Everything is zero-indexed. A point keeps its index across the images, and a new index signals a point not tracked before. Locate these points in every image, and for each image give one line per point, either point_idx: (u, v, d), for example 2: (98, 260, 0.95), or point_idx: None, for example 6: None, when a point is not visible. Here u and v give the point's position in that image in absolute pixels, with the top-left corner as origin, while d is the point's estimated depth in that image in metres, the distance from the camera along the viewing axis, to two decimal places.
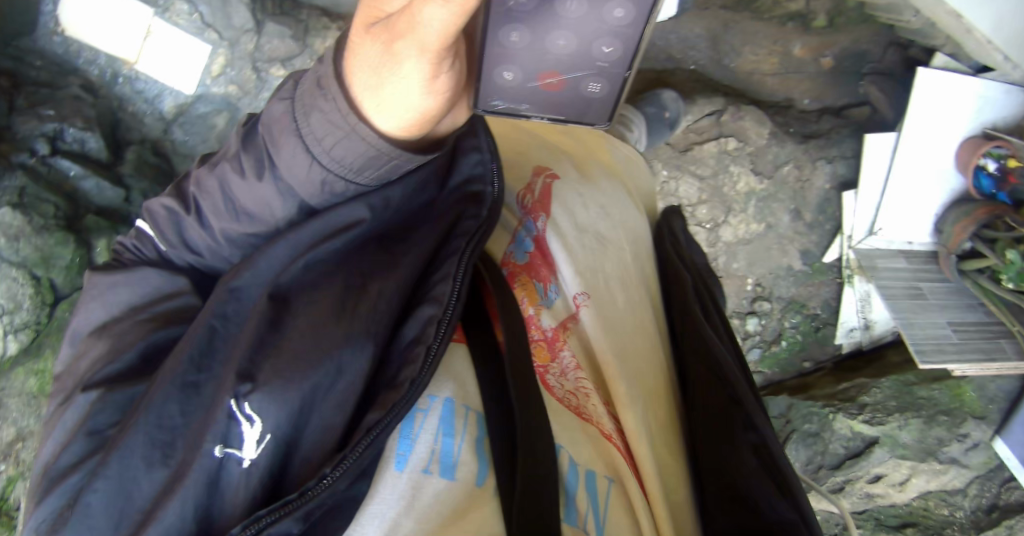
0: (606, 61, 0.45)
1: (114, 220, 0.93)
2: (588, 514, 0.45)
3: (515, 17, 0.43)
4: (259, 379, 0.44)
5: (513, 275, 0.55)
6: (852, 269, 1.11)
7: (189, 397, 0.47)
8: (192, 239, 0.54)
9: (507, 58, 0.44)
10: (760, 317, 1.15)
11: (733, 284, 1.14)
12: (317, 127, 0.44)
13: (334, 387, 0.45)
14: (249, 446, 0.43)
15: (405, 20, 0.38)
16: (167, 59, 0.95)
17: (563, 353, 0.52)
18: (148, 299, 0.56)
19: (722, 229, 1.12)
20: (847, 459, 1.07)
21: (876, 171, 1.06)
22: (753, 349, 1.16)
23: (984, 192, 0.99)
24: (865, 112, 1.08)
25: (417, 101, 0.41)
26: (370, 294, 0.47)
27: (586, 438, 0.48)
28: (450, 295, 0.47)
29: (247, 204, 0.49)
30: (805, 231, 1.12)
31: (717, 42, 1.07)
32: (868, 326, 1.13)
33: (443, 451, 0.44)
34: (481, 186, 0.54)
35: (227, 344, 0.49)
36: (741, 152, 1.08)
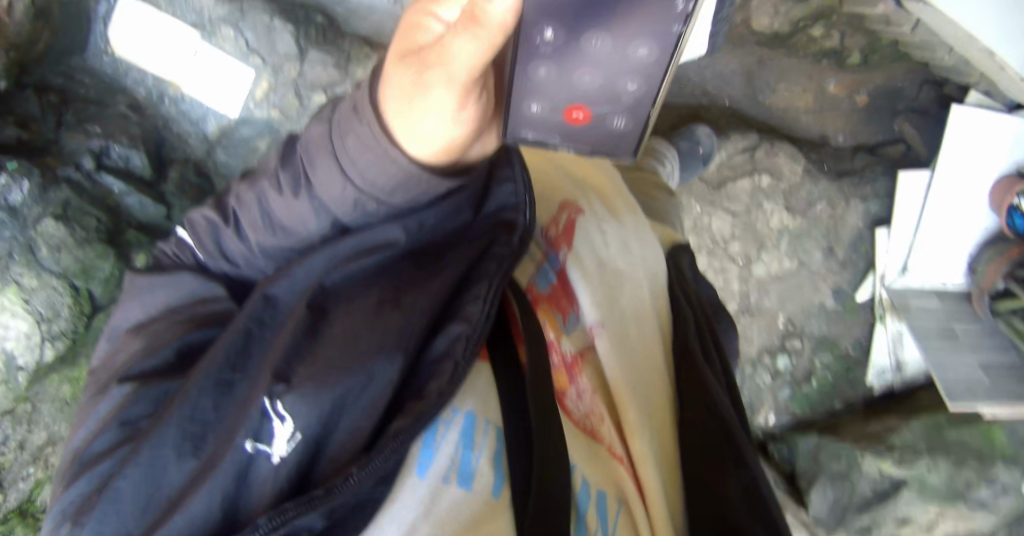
0: (631, 98, 0.47)
1: (153, 236, 0.96)
2: (598, 533, 0.46)
3: (541, 54, 0.44)
4: (293, 381, 0.46)
5: (536, 302, 0.55)
6: (885, 308, 1.09)
7: (221, 394, 0.49)
8: (229, 250, 0.57)
9: (535, 90, 0.46)
10: (790, 356, 1.14)
11: (765, 320, 1.14)
12: (351, 149, 0.46)
13: (364, 393, 0.46)
14: (279, 443, 0.44)
15: (436, 52, 0.42)
16: (212, 82, 0.98)
17: (579, 379, 0.53)
18: (183, 301, 0.58)
19: (755, 265, 1.13)
20: (875, 500, 1.04)
21: (910, 209, 1.05)
22: (784, 388, 1.16)
23: (1020, 231, 0.96)
24: (899, 150, 1.06)
25: (445, 130, 0.45)
26: (402, 309, 0.48)
27: (598, 460, 0.49)
28: (479, 314, 0.48)
29: (285, 218, 0.52)
30: (837, 268, 1.11)
31: (752, 78, 1.06)
32: (901, 367, 1.12)
33: (463, 462, 0.44)
34: (513, 214, 0.53)
35: (261, 347, 0.51)
36: (775, 189, 1.09)
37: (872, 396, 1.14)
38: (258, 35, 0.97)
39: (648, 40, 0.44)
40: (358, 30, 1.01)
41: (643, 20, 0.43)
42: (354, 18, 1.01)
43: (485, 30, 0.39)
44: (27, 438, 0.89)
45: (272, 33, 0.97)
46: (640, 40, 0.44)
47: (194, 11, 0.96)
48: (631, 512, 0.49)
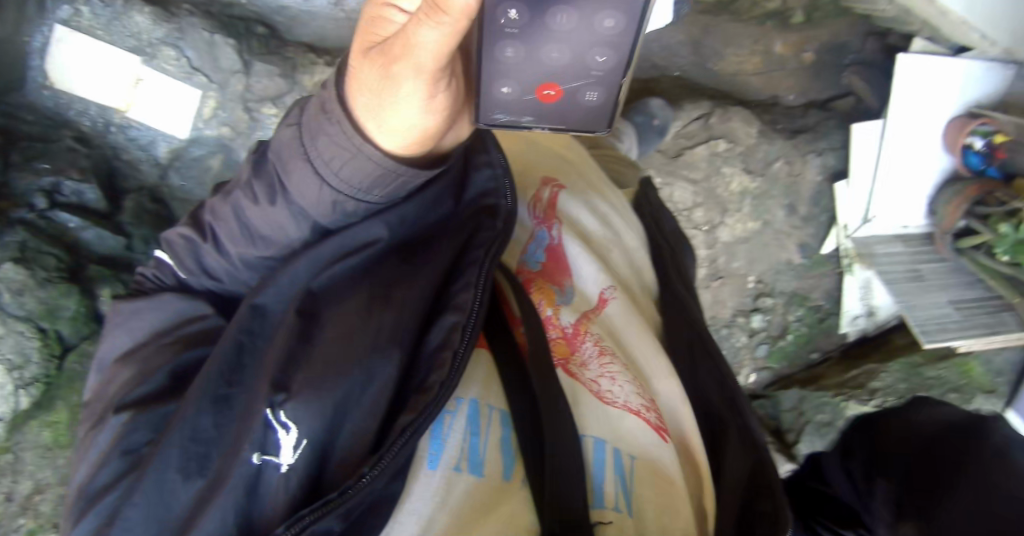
0: (601, 71, 0.46)
1: (117, 269, 0.94)
2: (614, 494, 0.47)
3: (506, 35, 0.44)
4: (293, 389, 0.45)
5: (529, 281, 0.57)
6: (851, 258, 1.12)
7: (220, 410, 0.49)
8: (209, 265, 0.56)
9: (504, 73, 0.46)
10: (764, 313, 1.17)
11: (735, 283, 1.17)
12: (325, 151, 0.45)
13: (365, 394, 0.46)
14: (286, 451, 0.44)
15: (400, 44, 0.41)
16: (158, 105, 0.96)
17: (583, 346, 0.54)
18: (176, 322, 0.57)
19: (720, 230, 1.15)
20: None
21: (865, 158, 1.08)
22: (760, 345, 1.18)
23: (971, 168, 1.01)
24: (849, 103, 1.10)
25: (417, 120, 0.43)
26: (394, 302, 0.48)
27: (613, 420, 0.50)
28: (473, 302, 0.48)
29: (266, 228, 0.51)
30: (801, 224, 1.13)
31: (699, 47, 1.08)
32: (871, 312, 1.15)
33: (471, 448, 0.45)
34: (495, 199, 0.54)
35: (255, 359, 0.50)
36: (732, 152, 1.10)
37: (846, 343, 1.18)
38: (200, 51, 0.95)
39: (614, 11, 0.43)
40: (300, 37, 1.01)
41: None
42: (294, 27, 1.00)
43: (447, 17, 0.37)
44: (14, 489, 0.86)
45: (214, 48, 0.95)
46: (606, 12, 0.43)
47: (133, 34, 0.93)
48: (652, 461, 0.49)
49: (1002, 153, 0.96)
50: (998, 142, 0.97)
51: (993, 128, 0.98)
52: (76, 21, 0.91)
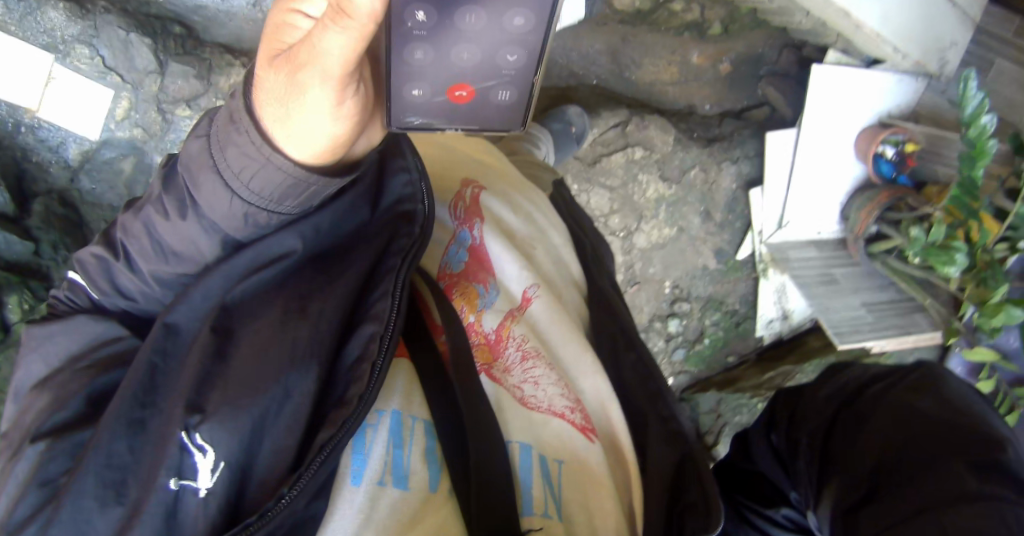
0: (511, 69, 0.50)
1: (23, 275, 0.95)
2: (545, 501, 0.48)
3: (415, 37, 0.46)
4: (208, 410, 0.44)
5: (451, 286, 0.56)
6: (765, 263, 1.23)
7: (135, 434, 0.46)
8: (123, 284, 0.52)
9: (414, 75, 0.49)
10: (681, 317, 1.27)
11: (653, 288, 1.24)
12: (233, 161, 0.44)
13: (283, 410, 0.44)
14: (204, 476, 0.42)
15: (305, 50, 0.40)
16: (69, 105, 0.92)
17: (506, 350, 0.54)
18: (90, 345, 0.53)
19: (636, 236, 1.21)
20: None
21: (780, 165, 1.17)
22: (678, 349, 1.29)
23: (885, 176, 1.13)
24: (764, 113, 1.19)
25: (327, 128, 0.43)
26: (309, 315, 0.46)
27: (540, 427, 0.51)
28: (390, 310, 0.47)
29: (177, 244, 0.48)
30: (716, 230, 1.23)
31: (617, 56, 1.13)
32: (786, 315, 1.28)
33: (394, 463, 0.45)
34: (412, 206, 0.53)
35: (170, 379, 0.47)
36: (648, 160, 1.16)
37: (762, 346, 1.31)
38: (115, 50, 0.92)
39: (522, 10, 0.46)
40: (216, 37, 0.97)
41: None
42: (212, 27, 0.96)
43: (353, 21, 0.37)
44: None
45: (129, 47, 0.92)
46: (514, 11, 0.46)
47: (46, 31, 0.89)
48: (577, 466, 0.51)
49: (912, 161, 1.10)
50: (908, 150, 1.10)
51: (904, 137, 1.10)
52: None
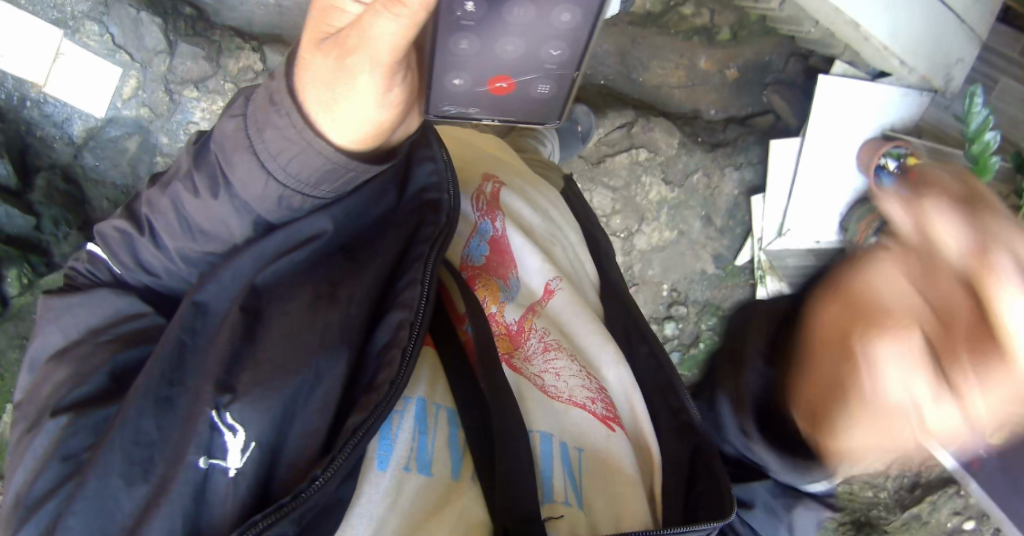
0: (553, 63, 0.50)
1: (23, 249, 0.96)
2: (567, 490, 0.48)
3: (462, 26, 0.46)
4: (238, 390, 0.44)
5: (473, 277, 0.57)
6: (763, 269, 1.24)
7: (163, 413, 0.47)
8: (147, 260, 0.52)
9: (458, 64, 0.49)
10: (677, 321, 1.27)
11: (650, 290, 1.25)
12: (271, 143, 0.44)
13: (314, 392, 0.45)
14: (233, 456, 0.43)
15: (357, 35, 0.41)
16: (76, 81, 0.92)
17: (528, 341, 0.54)
18: (110, 320, 0.54)
19: (636, 237, 1.22)
20: None
21: (784, 173, 1.19)
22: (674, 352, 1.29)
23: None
24: (769, 120, 1.20)
25: (372, 114, 0.43)
26: (339, 301, 0.48)
27: (561, 417, 0.51)
28: (419, 298, 0.47)
29: (207, 223, 0.48)
30: (715, 235, 1.25)
31: (626, 58, 1.13)
32: None
33: (420, 449, 0.45)
34: (437, 194, 0.53)
35: (198, 358, 0.49)
36: (652, 162, 1.18)
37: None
38: (124, 28, 0.91)
39: (571, 5, 0.46)
40: (226, 19, 0.96)
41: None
42: (223, 10, 0.96)
43: (407, 9, 0.38)
44: None
45: (139, 26, 0.91)
46: (564, 5, 0.46)
47: (56, 6, 0.89)
48: (598, 456, 0.51)
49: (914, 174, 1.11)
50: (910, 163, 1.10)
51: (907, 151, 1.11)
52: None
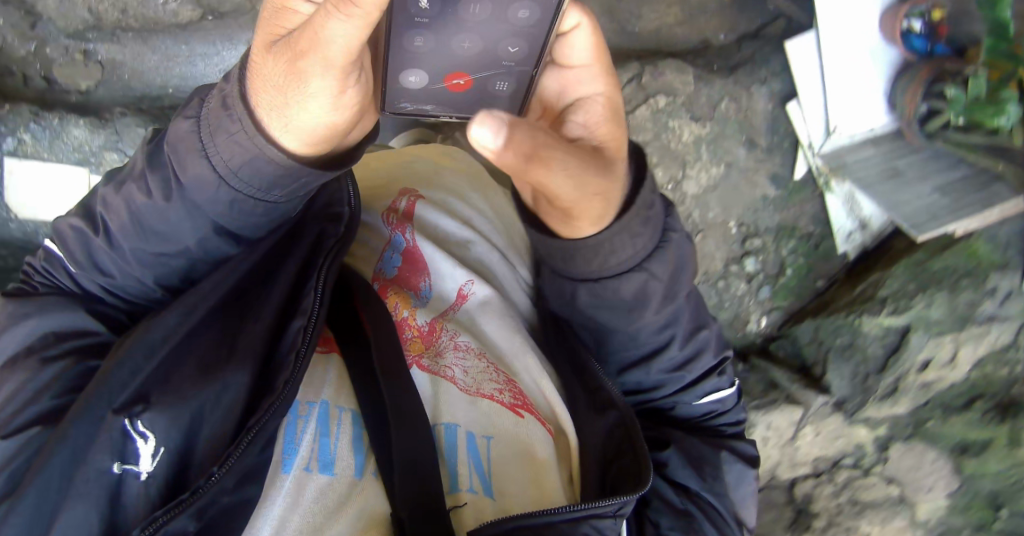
0: (508, 58, 0.69)
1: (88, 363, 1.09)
2: (468, 468, 0.81)
3: (416, 26, 0.64)
4: (151, 401, 0.67)
5: (385, 288, 0.93)
6: (826, 175, 1.29)
7: (93, 421, 0.65)
8: (100, 261, 0.72)
9: (414, 60, 0.67)
10: (756, 254, 1.37)
11: (719, 232, 1.35)
12: (225, 150, 0.64)
13: (223, 397, 0.69)
14: (144, 461, 0.65)
15: (310, 40, 0.55)
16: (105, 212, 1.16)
17: (440, 338, 0.90)
18: (64, 332, 0.72)
19: (685, 184, 1.31)
20: (890, 356, 1.25)
21: (811, 73, 1.20)
22: (764, 287, 1.39)
23: (919, 52, 1.14)
24: (780, 26, 1.25)
25: (323, 113, 0.59)
26: (249, 323, 0.73)
27: (475, 411, 0.85)
28: (313, 307, 0.73)
29: (158, 224, 0.69)
30: (765, 156, 1.31)
31: (617, 14, 1.22)
32: (865, 224, 1.32)
33: (321, 451, 0.72)
34: (338, 209, 0.82)
35: (136, 372, 0.67)
36: (674, 105, 1.27)
37: (849, 262, 1.36)
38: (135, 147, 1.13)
39: (526, 7, 0.64)
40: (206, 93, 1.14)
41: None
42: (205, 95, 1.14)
43: (357, 11, 0.51)
44: None
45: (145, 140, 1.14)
46: (519, 7, 0.64)
47: (76, 148, 1.12)
48: (498, 440, 0.84)
49: (944, 28, 1.10)
50: (937, 19, 1.10)
51: (926, 8, 1.09)
52: (25, 147, 1.10)
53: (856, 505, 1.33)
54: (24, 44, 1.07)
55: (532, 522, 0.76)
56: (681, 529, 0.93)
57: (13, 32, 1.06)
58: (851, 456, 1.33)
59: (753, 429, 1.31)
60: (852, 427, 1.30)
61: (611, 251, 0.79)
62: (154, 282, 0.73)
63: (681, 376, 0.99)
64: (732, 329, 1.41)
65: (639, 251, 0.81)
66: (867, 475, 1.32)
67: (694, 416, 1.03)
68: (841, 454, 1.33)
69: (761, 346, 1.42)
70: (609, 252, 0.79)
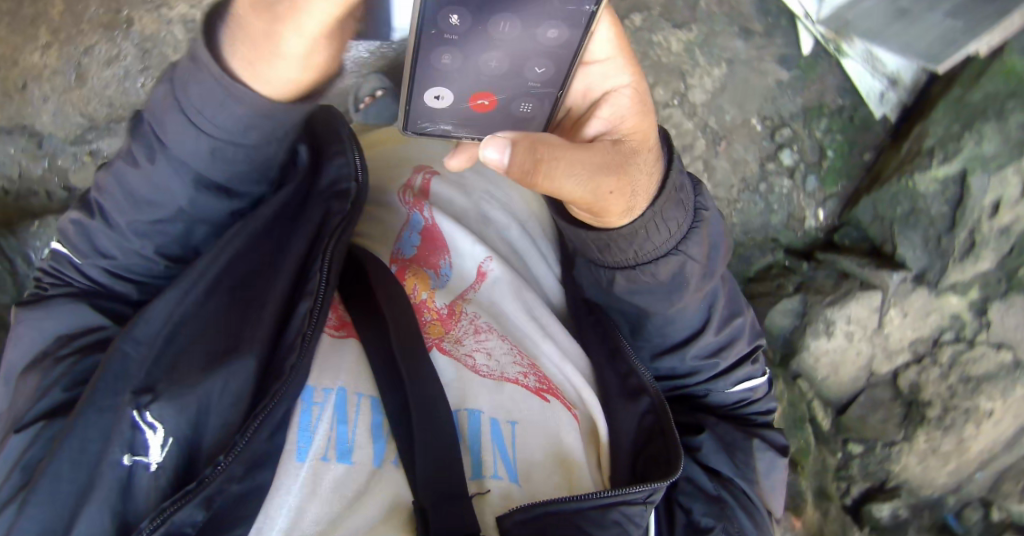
0: (533, 80, 0.75)
1: None
2: (494, 453, 0.81)
3: (449, 47, 0.69)
4: (158, 391, 0.71)
5: (404, 271, 0.96)
6: (834, 41, 1.20)
7: (102, 415, 0.71)
8: (101, 245, 0.80)
9: (441, 76, 0.72)
10: (790, 146, 1.29)
11: (744, 133, 1.29)
12: (198, 101, 0.70)
13: (227, 387, 0.73)
14: (155, 451, 0.69)
15: None
16: None
17: (460, 322, 0.92)
18: (73, 330, 0.79)
19: (690, 94, 1.28)
20: (957, 210, 1.15)
21: None
22: (809, 176, 1.30)
23: None
24: None
25: (292, 54, 0.65)
26: (258, 304, 0.78)
27: (504, 393, 0.86)
28: (318, 292, 0.77)
29: (149, 192, 0.77)
30: (765, 41, 1.28)
31: None
32: (896, 81, 1.21)
33: (337, 441, 0.74)
34: (347, 186, 0.87)
35: (135, 365, 0.73)
36: (652, 18, 1.27)
37: (892, 125, 1.26)
38: None
39: (554, 29, 0.71)
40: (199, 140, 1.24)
41: (549, 14, 0.69)
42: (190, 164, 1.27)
43: None
44: None
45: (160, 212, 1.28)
46: (549, 28, 0.70)
47: None
48: (522, 424, 0.85)
49: None
50: None
51: None
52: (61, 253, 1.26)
53: (970, 383, 1.19)
54: (37, 164, 1.27)
55: (562, 508, 0.78)
56: (715, 517, 0.90)
57: (25, 156, 1.27)
58: (951, 329, 1.20)
59: (833, 328, 1.22)
60: (941, 297, 1.19)
61: (643, 234, 0.86)
62: (155, 254, 0.80)
63: (716, 363, 1.00)
64: (790, 231, 1.32)
65: (675, 230, 0.88)
66: (973, 346, 1.19)
67: (724, 402, 1.03)
68: (939, 330, 1.20)
69: (825, 241, 1.31)
70: (643, 237, 0.86)
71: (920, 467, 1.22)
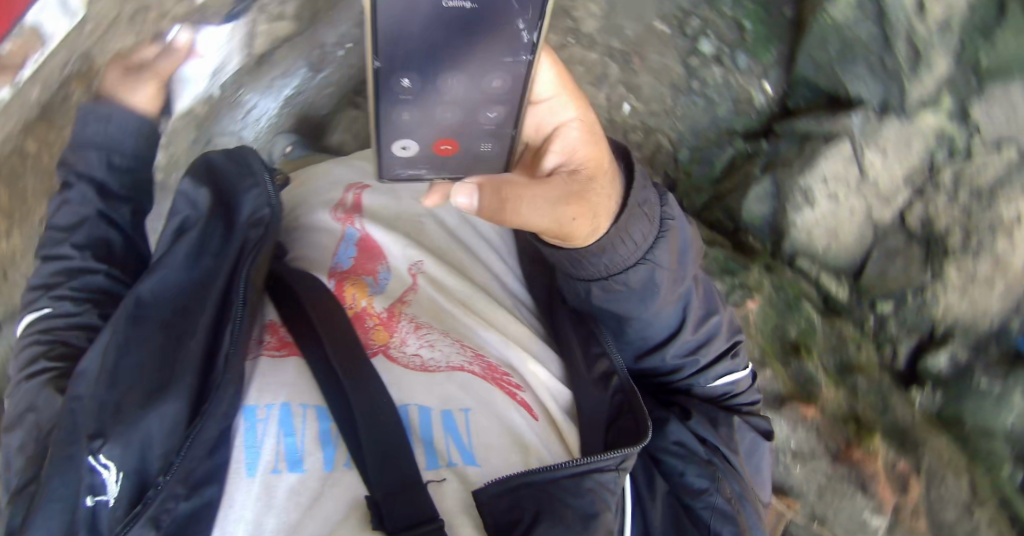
0: (490, 124, 0.68)
1: None
2: (447, 441, 0.75)
3: (399, 100, 0.64)
4: (107, 434, 0.64)
5: (342, 282, 0.91)
6: None
7: (66, 465, 0.66)
8: (54, 282, 0.84)
9: (400, 130, 0.66)
10: (705, 34, 1.20)
11: (653, 40, 1.23)
12: (97, 127, 0.88)
13: (157, 424, 0.65)
14: (110, 486, 0.63)
15: None
16: None
17: (400, 324, 0.87)
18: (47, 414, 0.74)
19: (583, 25, 1.25)
20: (884, 26, 1.05)
21: None
22: (738, 55, 1.19)
23: None
24: None
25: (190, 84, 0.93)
26: (184, 340, 0.71)
27: (454, 383, 0.80)
28: (240, 320, 0.71)
29: (76, 209, 0.87)
30: None
31: None
32: None
33: (287, 451, 0.68)
34: (262, 214, 0.81)
35: (82, 410, 0.68)
36: None
37: None
38: None
39: (500, 77, 0.65)
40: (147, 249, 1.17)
41: (487, 64, 0.64)
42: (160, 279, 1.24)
43: None
44: None
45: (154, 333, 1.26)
46: (493, 77, 0.65)
47: None
48: (476, 413, 0.79)
49: None
50: None
51: None
52: None
53: (984, 196, 1.04)
54: None
55: (534, 479, 0.71)
56: (709, 479, 0.83)
57: None
58: (942, 148, 1.07)
59: (812, 196, 1.13)
60: (916, 119, 1.07)
61: (614, 244, 0.77)
62: (100, 262, 0.86)
63: (694, 361, 0.88)
64: (743, 115, 1.24)
65: (641, 242, 0.78)
66: (972, 158, 1.05)
67: (713, 397, 0.91)
68: (929, 153, 1.08)
69: (783, 111, 1.21)
70: (614, 247, 0.77)
71: (965, 303, 1.07)
